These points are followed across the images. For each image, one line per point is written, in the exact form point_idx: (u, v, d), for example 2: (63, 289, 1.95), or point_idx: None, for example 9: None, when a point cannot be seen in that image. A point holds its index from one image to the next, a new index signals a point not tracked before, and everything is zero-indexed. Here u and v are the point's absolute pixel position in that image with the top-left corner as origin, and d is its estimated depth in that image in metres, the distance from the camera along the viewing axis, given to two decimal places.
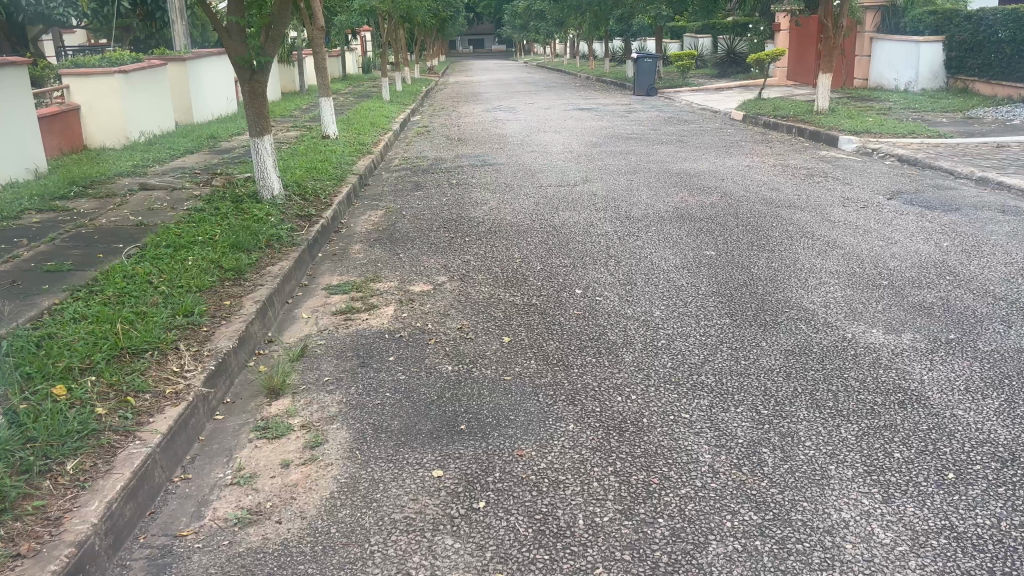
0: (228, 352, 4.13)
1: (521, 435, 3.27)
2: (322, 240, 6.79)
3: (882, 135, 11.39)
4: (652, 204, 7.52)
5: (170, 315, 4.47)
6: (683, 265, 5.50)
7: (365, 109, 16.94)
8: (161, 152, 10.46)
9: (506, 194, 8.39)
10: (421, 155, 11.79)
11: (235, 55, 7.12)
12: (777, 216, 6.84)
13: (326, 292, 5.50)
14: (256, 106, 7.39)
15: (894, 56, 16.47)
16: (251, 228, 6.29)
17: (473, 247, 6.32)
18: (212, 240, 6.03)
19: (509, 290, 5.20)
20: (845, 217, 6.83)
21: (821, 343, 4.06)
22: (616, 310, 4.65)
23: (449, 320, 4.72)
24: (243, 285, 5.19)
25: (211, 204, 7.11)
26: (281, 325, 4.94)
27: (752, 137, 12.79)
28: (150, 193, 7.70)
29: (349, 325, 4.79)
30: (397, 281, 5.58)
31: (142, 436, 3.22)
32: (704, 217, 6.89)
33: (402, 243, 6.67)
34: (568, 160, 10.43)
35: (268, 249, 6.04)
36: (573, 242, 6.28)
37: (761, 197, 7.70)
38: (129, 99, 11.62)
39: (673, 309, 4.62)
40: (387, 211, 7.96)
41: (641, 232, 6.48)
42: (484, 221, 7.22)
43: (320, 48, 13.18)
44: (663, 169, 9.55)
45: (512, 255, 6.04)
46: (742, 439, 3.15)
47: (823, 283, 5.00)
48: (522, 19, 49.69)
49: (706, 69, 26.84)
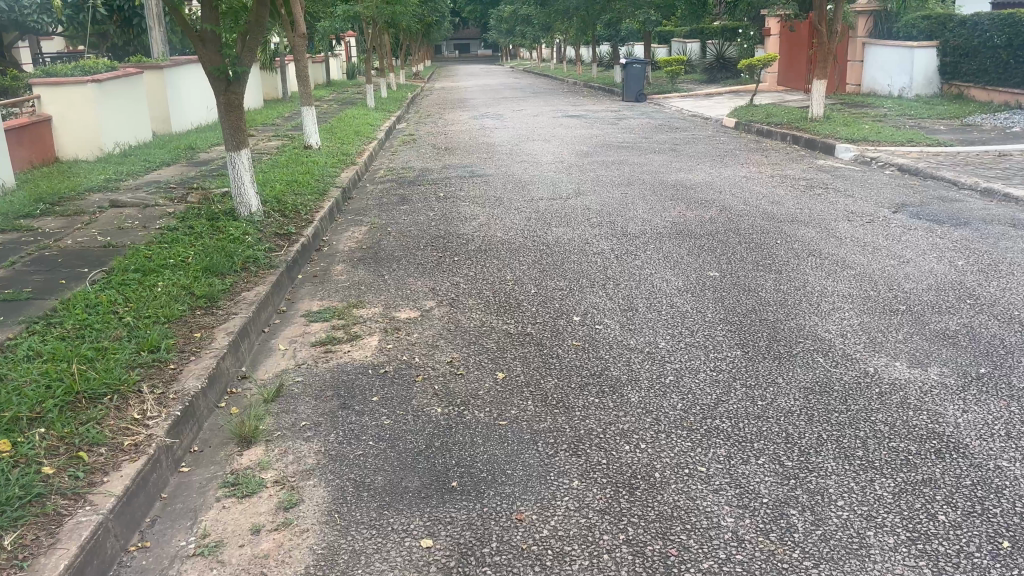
0: (196, 394, 3.76)
1: (519, 494, 2.93)
2: (302, 260, 6.44)
3: (880, 143, 11.15)
4: (649, 219, 7.21)
5: (134, 351, 4.11)
6: (686, 288, 5.18)
7: (349, 116, 16.59)
8: (136, 165, 10.08)
9: (496, 208, 8.06)
10: (407, 165, 11.46)
11: (209, 65, 6.76)
12: (781, 232, 6.55)
13: (305, 320, 5.14)
14: (232, 119, 7.02)
15: (887, 61, 16.28)
16: (226, 249, 5.93)
17: (464, 268, 5.99)
18: (184, 263, 5.68)
19: (502, 316, 4.87)
20: (852, 232, 6.54)
21: (842, 379, 3.75)
22: (618, 341, 4.33)
23: (438, 352, 4.37)
24: (216, 314, 4.83)
25: (185, 222, 6.75)
26: (255, 358, 4.59)
27: (746, 145, 12.53)
28: (121, 210, 7.34)
29: (330, 358, 4.43)
30: (381, 307, 5.23)
31: (93, 501, 2.86)
32: (704, 233, 6.59)
33: (387, 263, 6.31)
34: (559, 171, 10.12)
35: (243, 272, 5.69)
36: (568, 262, 5.96)
37: (762, 210, 7.41)
38: (104, 109, 11.23)
39: (679, 340, 4.30)
40: (372, 227, 7.62)
41: (640, 250, 6.17)
42: (474, 238, 6.89)
43: (303, 56, 12.83)
44: (658, 180, 9.25)
45: (505, 276, 5.71)
46: (767, 498, 2.81)
47: (836, 308, 4.70)
48: (508, 24, 49.39)
49: (694, 74, 26.62)
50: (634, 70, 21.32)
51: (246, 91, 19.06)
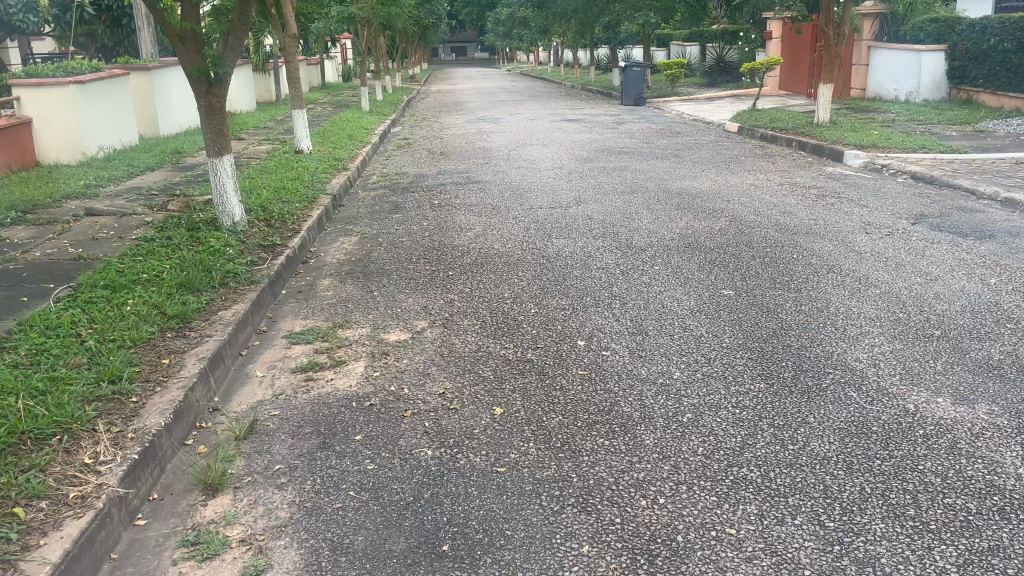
0: (158, 433, 3.35)
1: (521, 562, 2.53)
2: (287, 273, 6.04)
3: (890, 149, 10.80)
4: (655, 230, 6.82)
5: (92, 382, 3.69)
6: (699, 308, 4.79)
7: (343, 120, 16.19)
8: (119, 170, 9.66)
9: (493, 217, 7.67)
10: (401, 170, 11.08)
11: (189, 67, 6.33)
12: (796, 246, 6.17)
13: (286, 342, 4.74)
14: (213, 124, 6.60)
15: (893, 65, 15.93)
16: (204, 263, 5.53)
17: (459, 283, 5.60)
18: (158, 278, 5.27)
19: (500, 339, 4.47)
20: (872, 246, 6.17)
21: (880, 419, 3.37)
22: (627, 370, 3.94)
23: (429, 381, 3.97)
24: (188, 337, 4.42)
25: (164, 232, 6.35)
26: (229, 387, 4.17)
27: (751, 151, 12.16)
28: (97, 218, 6.92)
29: (311, 388, 4.02)
30: (369, 328, 4.83)
31: (24, 569, 2.45)
32: (714, 247, 6.20)
33: (377, 277, 5.92)
34: (559, 177, 9.74)
35: (222, 288, 5.28)
36: (570, 277, 5.57)
37: (774, 221, 7.03)
38: (87, 112, 10.81)
39: (695, 370, 3.91)
40: (362, 238, 7.23)
41: (647, 265, 5.78)
42: (470, 250, 6.50)
43: (294, 58, 12.43)
44: (662, 187, 8.88)
45: (502, 293, 5.31)
46: (809, 569, 2.43)
47: (864, 333, 4.32)
48: (505, 27, 49.06)
49: (694, 78, 26.28)
50: (633, 73, 20.95)
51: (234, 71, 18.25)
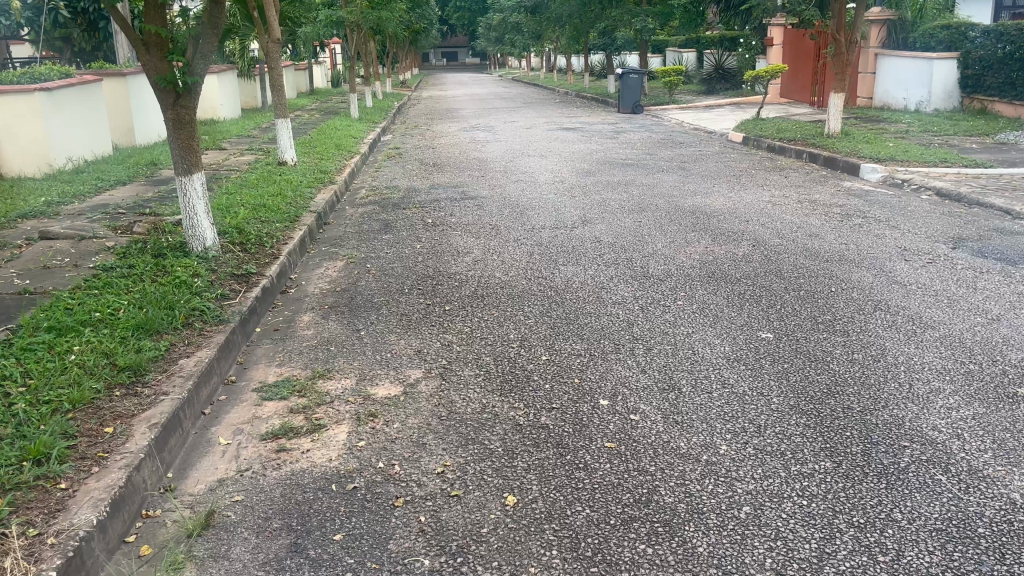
0: (85, 537, 2.67)
1: None
2: (263, 308, 5.38)
3: (909, 163, 10.23)
4: (672, 256, 6.18)
5: (12, 463, 3.01)
6: (736, 357, 4.15)
7: (332, 128, 15.55)
8: (87, 184, 8.96)
9: (492, 240, 7.03)
10: (392, 183, 10.44)
11: (154, 75, 5.65)
12: (832, 276, 5.55)
13: (257, 396, 4.08)
14: (182, 138, 5.90)
15: (902, 73, 15.39)
16: (166, 298, 4.86)
17: (456, 322, 4.93)
18: (111, 317, 4.60)
19: (507, 397, 3.80)
20: (915, 276, 5.54)
21: (985, 517, 2.71)
22: (661, 442, 3.28)
23: (426, 456, 3.31)
24: (142, 394, 3.75)
25: (126, 260, 5.69)
26: (186, 458, 3.51)
27: (760, 163, 11.56)
28: (52, 242, 6.24)
29: (283, 464, 3.35)
30: (354, 379, 4.17)
31: None
32: (741, 277, 5.56)
33: (364, 312, 5.27)
34: (560, 193, 9.10)
35: (186, 327, 4.62)
36: (583, 314, 4.92)
37: (802, 246, 6.40)
38: (55, 122, 10.10)
39: (744, 444, 3.26)
40: (349, 263, 6.57)
41: (668, 299, 5.14)
42: (469, 279, 5.86)
43: (278, 64, 11.76)
44: (672, 205, 8.26)
45: (507, 335, 4.65)
46: None
47: (936, 392, 3.66)
48: (497, 32, 48.56)
49: (690, 85, 25.73)
50: (630, 81, 20.44)
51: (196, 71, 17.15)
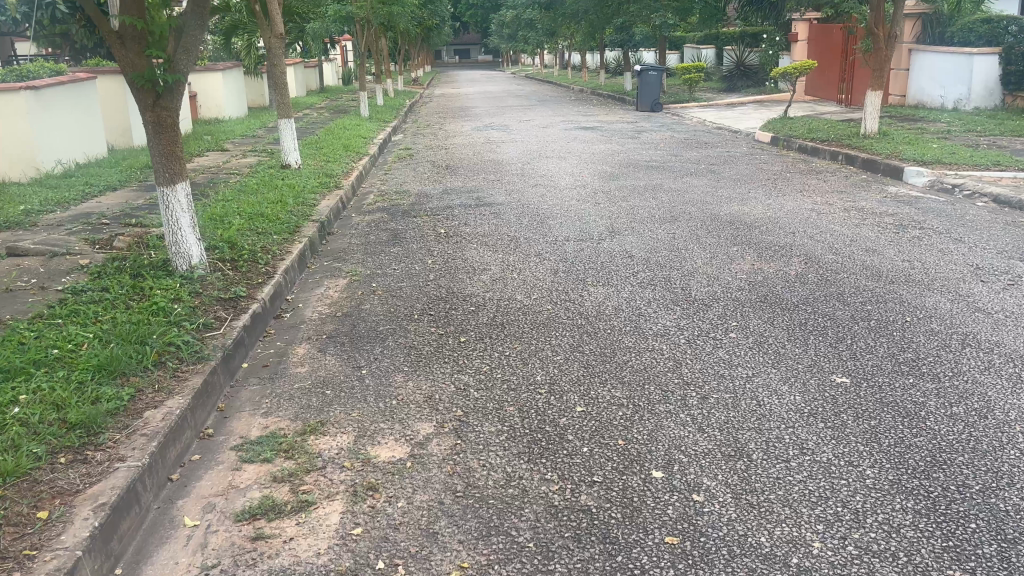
0: None
1: None
2: (252, 338, 4.71)
3: (959, 166, 9.48)
4: (716, 274, 5.49)
5: None
6: (811, 411, 3.44)
7: (340, 127, 14.89)
8: (74, 190, 8.32)
9: (512, 254, 6.34)
10: (402, 187, 9.78)
11: (130, 73, 4.98)
12: (904, 302, 4.83)
13: (236, 457, 3.40)
14: (163, 144, 5.22)
15: (939, 70, 14.59)
16: (139, 329, 4.19)
17: (472, 359, 4.23)
18: (71, 354, 3.93)
19: (538, 464, 3.11)
20: (1000, 301, 4.81)
21: None
22: (736, 538, 2.60)
23: (438, 553, 2.62)
24: (91, 462, 3.07)
25: (100, 282, 5.03)
26: (142, 547, 2.84)
27: (795, 165, 10.83)
28: (20, 259, 5.60)
29: (258, 560, 2.67)
30: (353, 435, 3.48)
31: None
32: (799, 303, 4.85)
33: (367, 344, 4.58)
34: (583, 199, 8.41)
35: (160, 366, 3.96)
36: (621, 349, 4.22)
37: (860, 264, 5.68)
38: (43, 122, 9.47)
39: (842, 540, 2.57)
40: (352, 281, 5.89)
41: (718, 330, 4.43)
42: (487, 302, 5.17)
43: (280, 61, 11.10)
44: (708, 213, 7.57)
45: (532, 376, 3.95)
46: None
47: None
48: (511, 29, 47.83)
49: (711, 82, 24.94)
50: (649, 77, 19.63)
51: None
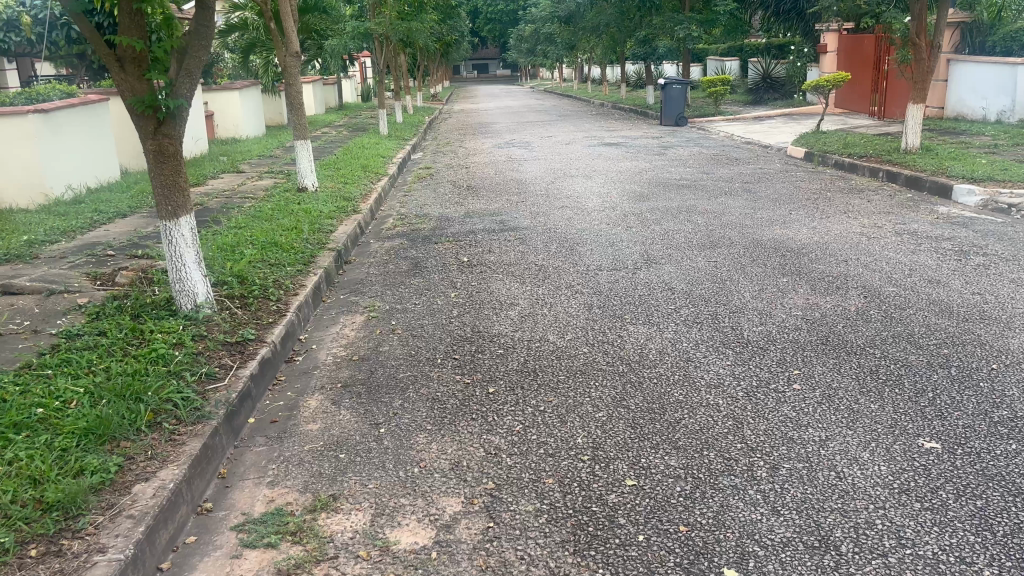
0: None
1: None
2: (260, 388, 4.27)
3: (1012, 183, 8.93)
4: (769, 311, 5.01)
5: None
6: (903, 488, 2.94)
7: (359, 147, 14.53)
8: (81, 217, 7.97)
9: (542, 287, 5.88)
10: (422, 210, 9.36)
11: (129, 96, 4.58)
12: (988, 345, 4.30)
13: (236, 540, 2.96)
14: (166, 174, 4.82)
15: (980, 81, 14.00)
16: (133, 383, 3.75)
17: (503, 416, 3.76)
18: (55, 414, 3.50)
19: (586, 558, 2.63)
20: None
21: None
22: None
23: None
24: (65, 555, 2.63)
25: (97, 325, 4.62)
26: None
27: (834, 183, 10.31)
28: (15, 298, 5.22)
29: None
30: (370, 515, 3.02)
31: None
32: (867, 346, 4.35)
33: (386, 396, 4.13)
34: (614, 223, 7.95)
35: (155, 426, 3.53)
36: (673, 404, 3.74)
37: (926, 298, 5.18)
38: (52, 146, 9.15)
39: None
40: (370, 318, 5.45)
41: (779, 381, 3.94)
42: (518, 345, 4.71)
43: (296, 80, 10.74)
44: (749, 238, 7.08)
45: (573, 438, 3.48)
46: None
47: None
48: (531, 44, 47.62)
49: (736, 95, 24.43)
50: (673, 91, 19.18)
51: (204, 86, 16.14)
